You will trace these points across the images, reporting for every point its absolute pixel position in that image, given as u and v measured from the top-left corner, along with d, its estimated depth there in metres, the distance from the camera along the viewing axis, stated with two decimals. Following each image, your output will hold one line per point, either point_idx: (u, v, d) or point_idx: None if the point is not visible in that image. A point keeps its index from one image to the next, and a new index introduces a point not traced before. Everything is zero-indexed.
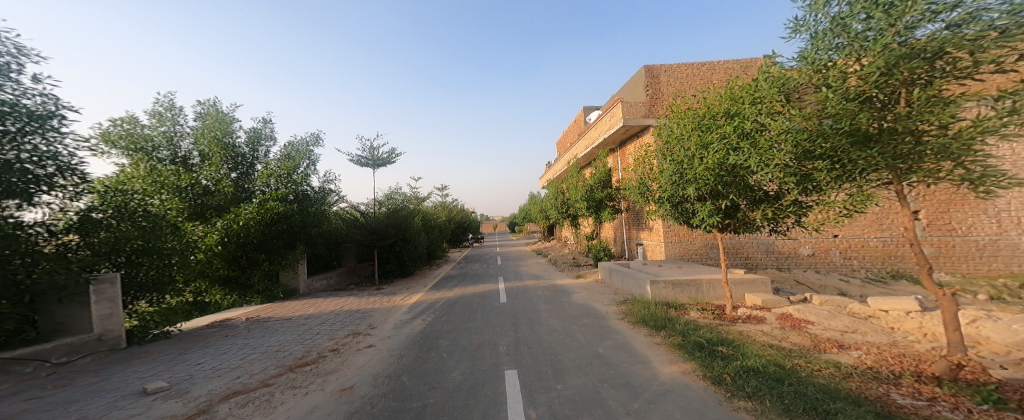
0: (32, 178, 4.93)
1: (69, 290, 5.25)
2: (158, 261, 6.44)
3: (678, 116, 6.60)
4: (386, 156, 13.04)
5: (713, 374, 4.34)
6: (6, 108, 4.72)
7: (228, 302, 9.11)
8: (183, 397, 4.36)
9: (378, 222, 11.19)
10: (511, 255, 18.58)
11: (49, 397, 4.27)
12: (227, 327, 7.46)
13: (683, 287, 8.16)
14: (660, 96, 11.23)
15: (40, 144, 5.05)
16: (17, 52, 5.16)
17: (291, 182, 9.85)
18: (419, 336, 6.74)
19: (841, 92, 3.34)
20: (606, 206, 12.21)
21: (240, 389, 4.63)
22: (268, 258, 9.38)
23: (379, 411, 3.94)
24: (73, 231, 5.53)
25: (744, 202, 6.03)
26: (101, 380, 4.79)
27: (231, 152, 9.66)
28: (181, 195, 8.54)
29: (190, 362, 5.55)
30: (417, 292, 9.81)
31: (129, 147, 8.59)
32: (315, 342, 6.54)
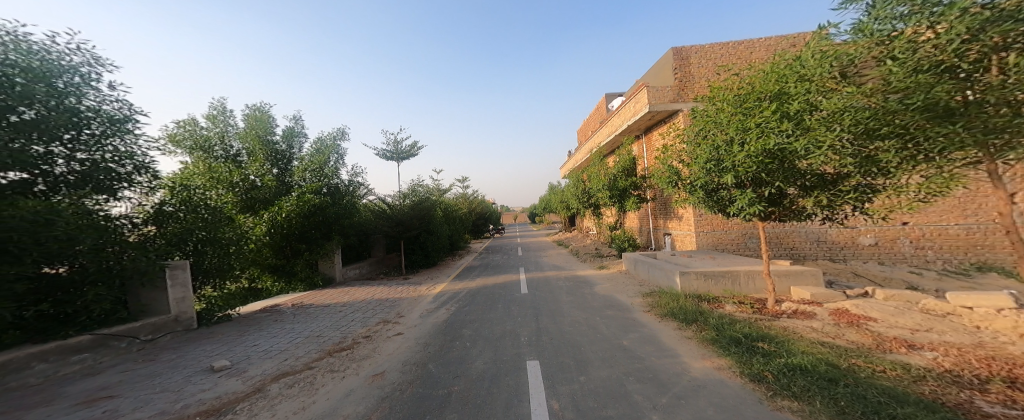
0: (116, 175, 5.64)
1: (150, 275, 5.88)
2: (219, 250, 7.20)
3: (712, 96, 5.92)
4: (409, 149, 13.36)
5: (753, 371, 4.17)
6: (92, 113, 5.41)
7: (277, 288, 9.90)
8: (243, 376, 4.85)
9: (404, 214, 11.57)
10: (533, 246, 18.58)
11: (139, 370, 4.91)
12: (276, 312, 8.14)
13: (716, 279, 7.81)
14: (691, 79, 10.71)
15: (119, 145, 5.75)
16: (96, 62, 5.86)
17: (323, 176, 10.44)
18: (444, 325, 6.99)
19: (912, 64, 3.20)
20: (630, 195, 11.88)
21: (287, 370, 5.06)
22: (309, 248, 10.05)
23: (407, 397, 4.18)
24: (150, 222, 6.23)
25: (793, 188, 5.51)
26: (178, 356, 5.42)
27: (273, 150, 10.44)
28: (233, 189, 9.35)
29: (247, 343, 6.13)
30: (442, 281, 10.15)
31: (194, 147, 9.61)
32: (350, 328, 6.99)
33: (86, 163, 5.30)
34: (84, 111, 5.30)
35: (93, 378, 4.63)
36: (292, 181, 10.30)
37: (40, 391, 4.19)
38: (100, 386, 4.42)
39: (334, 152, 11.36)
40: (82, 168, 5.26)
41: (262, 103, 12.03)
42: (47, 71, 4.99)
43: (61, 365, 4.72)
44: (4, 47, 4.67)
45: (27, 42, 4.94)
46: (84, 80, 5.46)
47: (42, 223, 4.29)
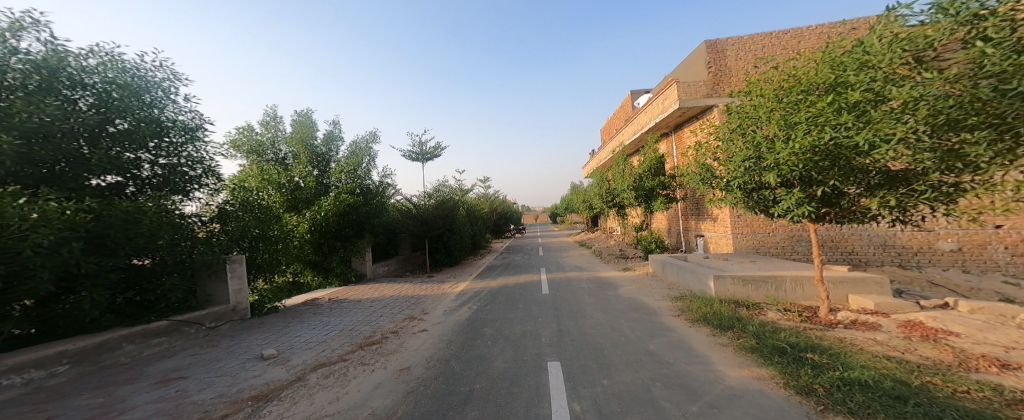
0: (188, 177, 6.29)
1: (215, 267, 6.56)
2: (269, 246, 7.87)
3: (751, 92, 5.33)
4: (434, 149, 13.70)
5: (801, 383, 3.82)
6: (171, 123, 6.10)
7: (316, 283, 10.56)
8: (286, 365, 5.23)
9: (428, 213, 11.91)
10: (554, 246, 18.37)
11: (204, 355, 5.43)
12: (315, 305, 8.70)
13: (757, 286, 7.24)
14: (727, 72, 10.15)
15: (192, 151, 6.44)
16: (174, 76, 6.58)
17: (357, 178, 10.97)
18: (466, 323, 7.13)
19: (1007, 45, 2.64)
20: (658, 195, 11.44)
21: (323, 361, 5.40)
22: (343, 245, 10.65)
23: (431, 392, 4.33)
24: (215, 220, 6.88)
25: (853, 186, 4.67)
26: (234, 344, 5.96)
27: (314, 152, 11.17)
28: (281, 190, 10.11)
29: (291, 334, 6.61)
30: (465, 280, 10.35)
31: (249, 152, 10.71)
32: (380, 323, 7.34)
33: (166, 167, 5.99)
34: (165, 121, 6.00)
35: (168, 359, 5.19)
36: (330, 182, 10.89)
37: (127, 370, 4.74)
38: (173, 368, 4.93)
39: (367, 154, 11.94)
40: (162, 171, 5.93)
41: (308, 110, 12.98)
42: (138, 86, 5.69)
43: (143, 347, 5.33)
44: (105, 66, 5.37)
45: (122, 61, 5.64)
46: (166, 93, 6.13)
47: (132, 220, 4.94)
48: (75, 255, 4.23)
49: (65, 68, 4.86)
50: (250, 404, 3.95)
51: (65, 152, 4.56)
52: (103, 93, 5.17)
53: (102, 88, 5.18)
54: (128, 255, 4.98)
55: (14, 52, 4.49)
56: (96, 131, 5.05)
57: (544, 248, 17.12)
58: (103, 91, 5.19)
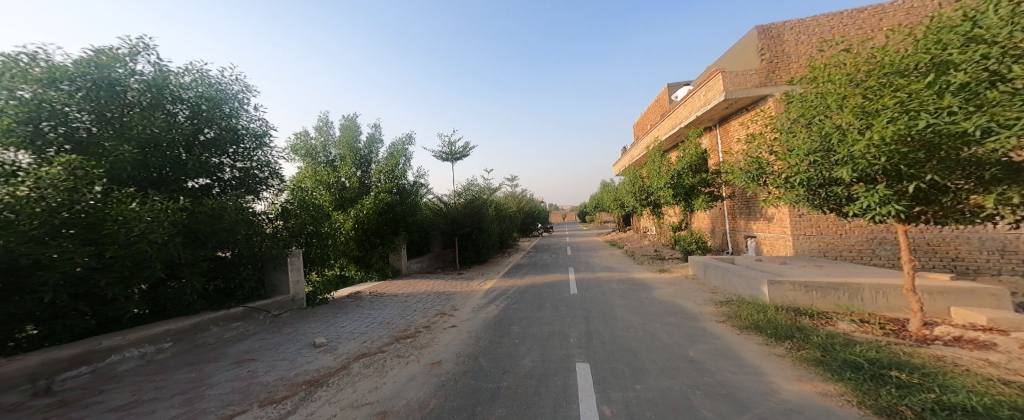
0: (260, 179, 6.79)
1: (279, 260, 7.05)
2: (320, 242, 8.29)
3: (815, 78, 4.25)
4: (462, 149, 13.81)
5: (882, 405, 2.96)
6: (246, 131, 6.64)
7: (359, 277, 11.16)
8: (334, 352, 5.31)
9: (457, 211, 12.17)
10: (584, 245, 17.80)
11: (268, 340, 5.68)
12: (357, 298, 9.15)
13: (822, 293, 5.78)
14: (784, 59, 9.19)
15: (263, 156, 6.95)
16: (247, 88, 7.16)
17: (394, 178, 11.43)
18: (494, 320, 7.06)
19: None
20: (699, 193, 10.58)
21: (365, 351, 5.42)
22: (382, 242, 11.15)
23: (460, 387, 4.30)
24: (279, 218, 7.31)
25: (958, 181, 3.68)
26: (293, 331, 6.22)
27: (358, 155, 11.81)
28: (330, 190, 10.70)
29: (337, 325, 6.81)
30: (492, 277, 10.41)
31: (305, 155, 11.51)
32: (413, 318, 7.51)
33: (241, 170, 6.55)
34: (241, 128, 6.54)
35: (242, 343, 5.51)
36: (372, 182, 11.39)
37: (212, 349, 5.11)
38: (250, 349, 5.25)
39: (403, 155, 12.41)
40: (238, 173, 6.52)
41: (354, 115, 13.78)
42: (222, 98, 6.27)
43: (223, 329, 5.76)
44: (196, 81, 6.00)
45: (208, 76, 6.26)
46: (241, 103, 6.70)
47: (214, 216, 5.50)
48: (177, 249, 4.75)
49: (169, 85, 5.54)
50: (303, 385, 4.08)
51: (167, 158, 5.23)
52: (195, 106, 5.83)
53: (195, 102, 5.84)
54: (214, 247, 5.54)
55: (133, 73, 5.16)
56: (191, 139, 5.69)
57: (573, 248, 16.65)
58: (195, 104, 5.84)
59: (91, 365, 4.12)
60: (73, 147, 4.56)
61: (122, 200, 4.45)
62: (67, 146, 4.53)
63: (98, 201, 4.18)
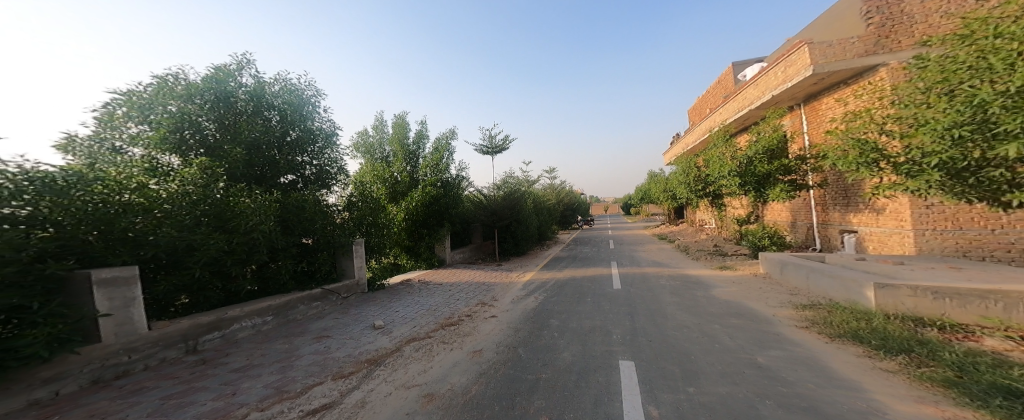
0: (331, 173, 7.03)
1: (343, 247, 6.87)
2: (378, 234, 7.81)
3: (968, 35, 3.14)
4: (502, 143, 13.75)
5: None
6: (319, 131, 6.89)
7: (410, 265, 11.65)
8: (389, 335, 5.29)
9: (497, 204, 12.24)
10: (627, 239, 17.07)
11: (339, 320, 5.68)
12: (407, 285, 9.45)
13: (964, 302, 3.68)
14: (904, 20, 6.97)
15: (332, 155, 7.15)
16: (319, 93, 7.48)
17: (439, 171, 11.68)
18: (533, 314, 6.82)
19: None
20: (778, 181, 8.45)
21: (415, 336, 5.39)
22: (429, 233, 11.49)
23: (500, 375, 4.28)
24: (345, 210, 7.06)
25: None
26: (360, 310, 6.27)
27: (409, 151, 12.13)
28: (385, 184, 11.13)
29: (393, 308, 6.69)
30: (530, 269, 10.40)
31: (365, 152, 12.10)
32: (455, 306, 7.54)
33: (315, 168, 6.77)
34: (314, 129, 6.81)
35: (319, 321, 5.55)
36: (421, 176, 11.69)
37: (298, 324, 5.29)
38: (332, 326, 5.42)
39: (448, 150, 12.57)
40: (315, 170, 6.80)
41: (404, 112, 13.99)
42: (302, 101, 6.63)
43: (314, 306, 5.99)
44: (280, 86, 6.39)
45: (291, 81, 6.60)
46: (316, 106, 6.98)
47: (298, 208, 5.86)
48: (274, 236, 5.22)
49: (265, 95, 6.06)
50: (366, 363, 4.23)
51: (266, 158, 5.84)
52: (284, 111, 6.29)
53: (284, 108, 6.27)
54: (300, 234, 5.94)
55: (242, 86, 5.79)
56: (280, 141, 6.17)
57: (617, 241, 16.02)
58: (285, 110, 6.30)
59: (221, 331, 4.44)
60: (206, 151, 5.22)
61: (235, 193, 4.80)
62: (202, 151, 5.19)
63: (221, 198, 4.59)
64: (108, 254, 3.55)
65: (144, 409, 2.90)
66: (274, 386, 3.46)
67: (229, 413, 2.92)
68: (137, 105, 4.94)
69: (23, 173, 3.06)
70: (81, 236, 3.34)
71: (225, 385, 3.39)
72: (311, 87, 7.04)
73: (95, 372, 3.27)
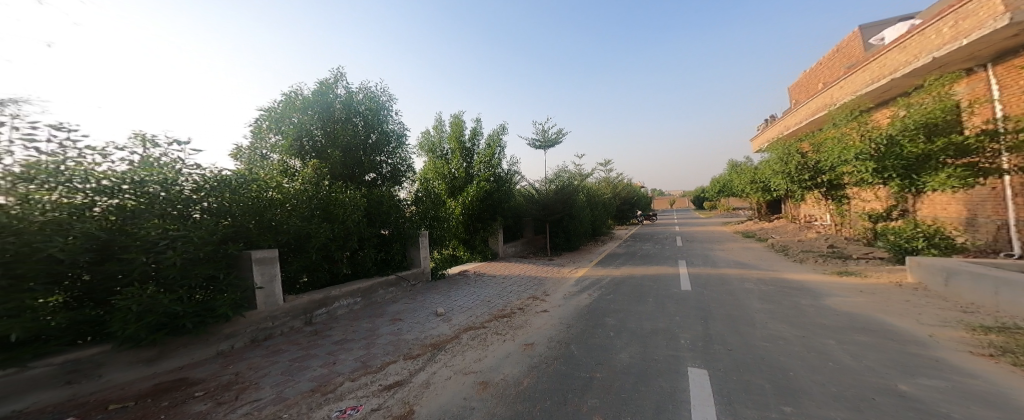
0: (403, 171, 7.15)
1: (412, 239, 6.93)
2: (440, 229, 7.78)
3: None
4: (555, 136, 13.39)
5: None
6: (394, 133, 7.10)
7: (465, 257, 11.83)
8: (447, 322, 5.20)
9: (549, 198, 11.98)
10: (685, 234, 16.05)
11: (412, 304, 5.83)
12: (463, 276, 9.57)
13: None
14: None
15: (404, 155, 7.29)
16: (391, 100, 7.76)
17: (491, 165, 11.56)
18: (586, 310, 6.42)
19: None
20: (943, 165, 5.52)
21: (470, 326, 5.17)
22: (482, 226, 11.52)
23: (551, 371, 3.80)
24: (414, 204, 7.09)
25: None
26: (431, 297, 6.39)
27: (467, 150, 11.78)
28: (443, 179, 11.35)
29: (451, 296, 6.66)
30: (584, 265, 10.04)
31: (426, 151, 11.90)
32: (507, 299, 7.41)
33: (388, 166, 6.92)
34: (390, 131, 7.02)
35: (390, 305, 5.67)
36: (477, 171, 11.52)
37: (378, 306, 5.47)
38: (406, 309, 5.56)
39: (500, 145, 12.34)
40: (390, 168, 6.95)
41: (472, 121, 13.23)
42: (379, 105, 6.90)
43: (390, 291, 6.13)
44: (361, 92, 6.73)
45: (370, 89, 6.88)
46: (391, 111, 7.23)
47: (377, 203, 6.02)
48: (362, 226, 5.47)
49: (354, 103, 6.51)
50: (430, 347, 4.17)
51: (355, 158, 6.31)
52: (367, 116, 6.63)
53: (367, 114, 6.59)
54: (380, 226, 6.09)
55: (338, 96, 6.39)
56: (364, 143, 6.53)
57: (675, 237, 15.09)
58: (367, 115, 6.62)
59: (327, 307, 4.81)
60: (315, 154, 6.06)
61: (337, 189, 5.21)
62: (313, 155, 6.03)
63: (327, 194, 5.06)
64: (260, 238, 4.03)
65: (278, 368, 3.30)
66: (360, 360, 3.63)
67: (331, 381, 3.15)
68: (267, 119, 5.99)
69: (218, 174, 3.74)
70: (248, 223, 3.93)
71: (330, 354, 3.70)
72: (386, 94, 7.28)
73: (251, 334, 3.85)
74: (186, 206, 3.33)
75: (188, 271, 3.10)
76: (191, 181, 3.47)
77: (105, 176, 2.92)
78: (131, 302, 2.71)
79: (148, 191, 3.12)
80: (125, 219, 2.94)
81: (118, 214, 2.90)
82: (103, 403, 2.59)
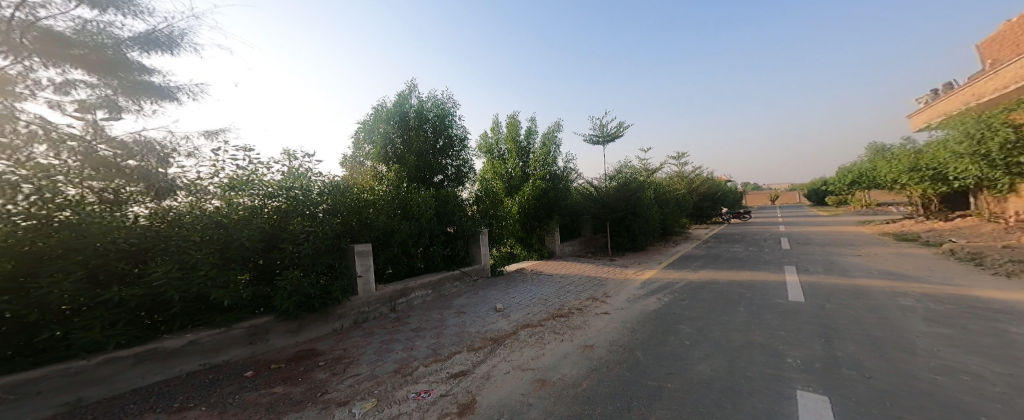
0: (465, 172, 7.07)
1: (474, 236, 6.79)
2: (499, 228, 7.59)
3: None
4: (616, 130, 12.69)
5: None
6: (460, 137, 7.06)
7: (522, 255, 11.64)
8: (506, 318, 4.96)
9: (609, 196, 11.34)
10: (763, 233, 14.39)
11: (478, 298, 5.77)
12: (521, 273, 9.38)
13: None
14: None
15: (467, 157, 7.22)
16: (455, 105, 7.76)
17: (546, 164, 11.22)
18: (654, 314, 5.87)
19: None
20: None
21: (527, 323, 4.84)
22: (539, 225, 11.23)
23: (613, 374, 3.30)
24: (475, 204, 6.97)
25: None
26: (498, 291, 6.29)
27: (523, 149, 11.56)
28: (500, 179, 11.22)
29: (513, 292, 6.43)
30: (650, 267, 9.34)
31: (483, 152, 11.88)
32: (566, 298, 7.06)
33: (452, 169, 6.88)
34: (456, 135, 6.99)
35: (453, 298, 5.61)
36: (533, 170, 11.25)
37: (445, 299, 5.44)
38: (469, 303, 5.46)
39: (555, 143, 11.97)
40: (454, 170, 6.90)
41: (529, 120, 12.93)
42: (446, 110, 6.89)
43: (456, 284, 6.10)
44: (429, 99, 6.79)
45: (437, 96, 6.90)
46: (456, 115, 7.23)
47: (442, 203, 6.02)
48: (432, 225, 5.43)
49: (426, 110, 6.61)
50: (489, 341, 3.96)
51: (423, 161, 6.38)
52: (436, 123, 6.66)
53: (436, 121, 6.63)
54: (445, 223, 6.04)
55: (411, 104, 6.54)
56: (432, 148, 6.57)
57: (750, 237, 13.59)
58: (436, 122, 6.65)
59: (407, 297, 4.91)
60: (394, 159, 6.32)
61: (411, 190, 5.21)
62: (394, 161, 6.29)
63: (403, 194, 5.07)
64: (357, 232, 4.33)
65: (372, 347, 3.55)
66: (431, 347, 3.63)
67: (410, 364, 3.26)
68: (364, 131, 6.52)
69: (337, 179, 4.21)
70: (359, 221, 4.37)
71: (409, 339, 3.81)
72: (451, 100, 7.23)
73: (353, 316, 4.16)
74: (314, 207, 3.83)
75: (316, 259, 3.65)
76: (319, 184, 3.97)
77: (270, 183, 3.56)
78: (287, 283, 3.35)
79: (293, 196, 3.68)
80: (283, 217, 3.56)
81: (279, 214, 3.53)
82: (266, 363, 3.15)
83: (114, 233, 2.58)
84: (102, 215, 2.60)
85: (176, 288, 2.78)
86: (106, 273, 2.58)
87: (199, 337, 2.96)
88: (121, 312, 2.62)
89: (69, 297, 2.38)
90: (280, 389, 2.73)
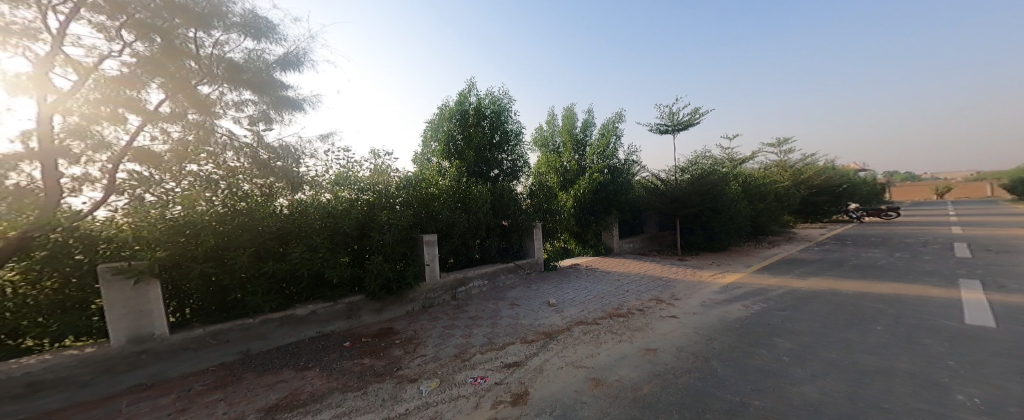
0: (519, 166, 6.69)
1: (527, 231, 6.40)
2: (553, 223, 7.13)
3: None
4: (688, 118, 11.51)
5: None
6: (515, 133, 6.70)
7: (577, 251, 11.05)
8: (559, 313, 4.50)
9: (681, 190, 10.29)
10: (861, 235, 12.31)
11: (535, 291, 5.40)
12: (575, 269, 8.87)
13: None
14: None
15: (523, 152, 6.84)
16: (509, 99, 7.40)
17: (606, 157, 10.42)
18: (737, 322, 5.12)
19: None
20: None
21: (581, 319, 4.33)
22: (597, 220, 10.54)
23: (679, 381, 2.73)
24: (529, 198, 6.58)
25: None
26: (556, 287, 5.90)
27: (579, 142, 10.92)
28: (557, 173, 10.68)
29: (569, 287, 5.94)
30: (728, 270, 8.28)
31: (539, 145, 11.43)
32: (625, 297, 6.45)
33: (507, 165, 6.56)
34: (511, 130, 6.62)
35: (510, 290, 5.30)
36: (590, 163, 10.53)
37: (500, 290, 5.15)
38: (523, 296, 5.11)
39: (615, 134, 11.14)
40: (508, 166, 6.57)
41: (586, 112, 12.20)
42: (501, 104, 6.54)
43: (511, 276, 5.78)
44: (485, 95, 6.47)
45: (492, 92, 6.57)
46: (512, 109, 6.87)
47: (500, 198, 5.73)
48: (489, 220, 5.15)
49: (484, 106, 6.31)
50: (542, 335, 3.54)
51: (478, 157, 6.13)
52: (494, 119, 6.33)
53: (493, 117, 6.30)
54: (499, 215, 5.77)
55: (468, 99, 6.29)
56: (488, 143, 6.30)
57: (845, 239, 11.66)
58: (493, 118, 6.33)
59: (467, 286, 4.69)
60: (454, 155, 6.20)
61: (472, 183, 4.95)
62: (453, 158, 6.16)
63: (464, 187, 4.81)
64: (424, 223, 4.23)
65: (438, 331, 3.37)
66: (485, 337, 3.35)
67: (467, 350, 3.01)
68: (431, 129, 6.41)
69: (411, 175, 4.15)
70: (439, 214, 4.32)
71: (466, 327, 3.57)
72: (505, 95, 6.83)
73: (423, 301, 4.03)
74: (392, 200, 3.75)
75: (394, 249, 3.62)
76: (398, 180, 3.90)
77: (362, 178, 3.60)
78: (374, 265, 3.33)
79: (377, 192, 3.65)
80: (371, 208, 3.54)
81: (368, 205, 3.51)
82: (359, 335, 3.19)
83: (268, 217, 2.89)
84: (262, 204, 2.92)
85: (307, 265, 2.96)
86: (265, 250, 2.87)
87: (317, 308, 3.13)
88: (275, 282, 2.90)
89: (246, 267, 2.74)
90: (368, 360, 2.74)
